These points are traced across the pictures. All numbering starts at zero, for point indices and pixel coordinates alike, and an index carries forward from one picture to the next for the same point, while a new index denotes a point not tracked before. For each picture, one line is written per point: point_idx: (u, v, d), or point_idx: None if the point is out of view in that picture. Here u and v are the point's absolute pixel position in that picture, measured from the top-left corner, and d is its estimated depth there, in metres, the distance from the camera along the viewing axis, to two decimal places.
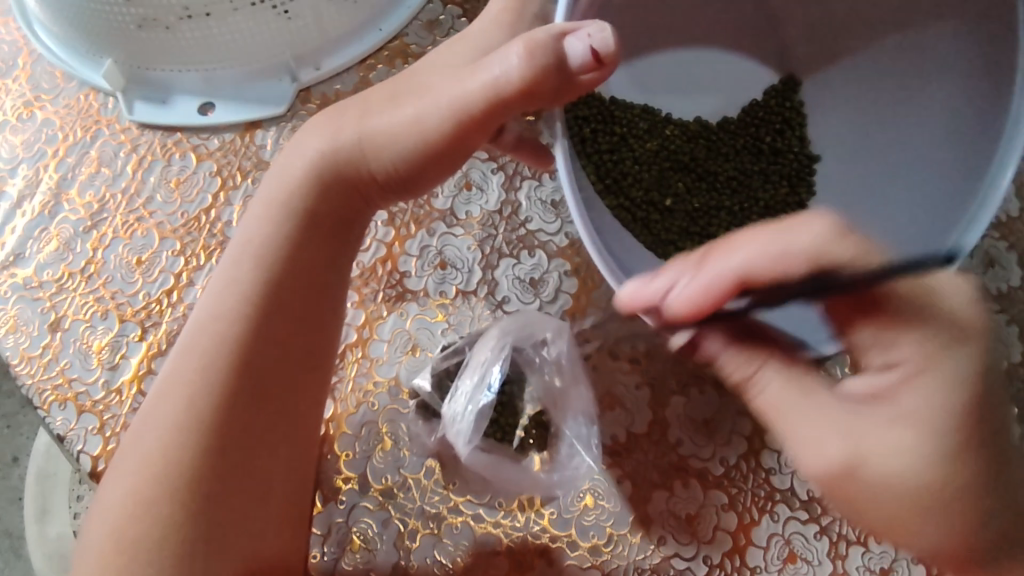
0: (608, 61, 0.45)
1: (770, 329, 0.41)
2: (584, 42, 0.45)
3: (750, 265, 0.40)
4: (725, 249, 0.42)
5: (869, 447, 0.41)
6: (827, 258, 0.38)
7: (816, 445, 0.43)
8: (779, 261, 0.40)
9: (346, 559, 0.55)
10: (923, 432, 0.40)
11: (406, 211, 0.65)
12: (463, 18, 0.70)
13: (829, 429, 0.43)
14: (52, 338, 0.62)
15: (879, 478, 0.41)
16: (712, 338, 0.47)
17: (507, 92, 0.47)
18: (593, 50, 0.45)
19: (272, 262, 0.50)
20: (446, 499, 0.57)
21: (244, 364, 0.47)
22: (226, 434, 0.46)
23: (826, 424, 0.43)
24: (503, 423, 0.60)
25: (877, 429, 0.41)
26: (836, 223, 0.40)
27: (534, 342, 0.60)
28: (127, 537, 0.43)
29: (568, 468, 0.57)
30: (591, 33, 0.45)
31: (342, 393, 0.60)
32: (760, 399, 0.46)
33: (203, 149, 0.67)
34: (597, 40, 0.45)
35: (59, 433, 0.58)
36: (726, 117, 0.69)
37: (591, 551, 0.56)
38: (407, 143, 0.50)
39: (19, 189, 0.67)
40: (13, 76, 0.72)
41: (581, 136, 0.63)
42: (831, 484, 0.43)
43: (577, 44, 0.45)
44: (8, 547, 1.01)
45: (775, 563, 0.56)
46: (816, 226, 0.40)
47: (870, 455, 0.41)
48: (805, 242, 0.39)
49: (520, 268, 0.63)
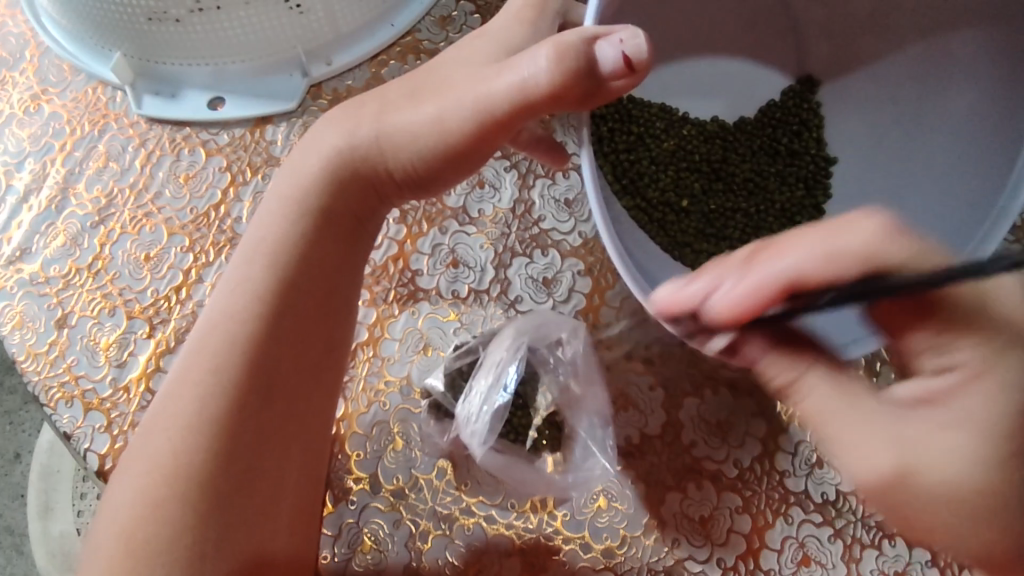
0: (640, 68, 0.43)
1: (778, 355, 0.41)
2: (616, 48, 0.42)
3: (801, 271, 0.35)
4: (775, 250, 0.37)
5: (925, 472, 0.36)
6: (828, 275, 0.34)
7: (863, 452, 0.38)
8: (773, 298, 0.36)
9: (356, 561, 0.55)
10: (982, 438, 0.35)
11: (418, 209, 0.65)
12: (476, 15, 0.70)
13: (878, 436, 0.37)
14: (59, 334, 0.61)
15: (930, 487, 0.36)
16: (752, 343, 0.42)
17: (535, 96, 0.45)
18: (625, 56, 0.42)
19: (285, 261, 0.49)
20: (458, 500, 0.56)
21: (256, 365, 0.47)
22: (239, 434, 0.45)
23: (871, 437, 0.38)
24: (516, 424, 0.59)
25: (937, 433, 0.36)
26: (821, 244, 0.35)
27: (549, 343, 0.59)
28: (136, 540, 0.42)
29: (582, 469, 0.56)
30: (623, 38, 0.42)
31: (353, 393, 0.59)
32: (802, 401, 0.41)
33: (213, 144, 0.66)
34: (629, 46, 0.42)
35: (65, 431, 0.57)
36: (742, 118, 0.68)
37: (604, 552, 0.56)
38: (426, 142, 0.50)
39: (26, 183, 0.66)
40: (21, 69, 0.71)
41: (598, 135, 0.61)
42: (883, 498, 0.38)
43: (608, 49, 0.42)
44: (9, 545, 1.00)
45: (789, 566, 0.56)
46: (805, 243, 0.36)
47: (926, 470, 0.36)
48: (796, 261, 0.36)
49: (532, 267, 0.63)
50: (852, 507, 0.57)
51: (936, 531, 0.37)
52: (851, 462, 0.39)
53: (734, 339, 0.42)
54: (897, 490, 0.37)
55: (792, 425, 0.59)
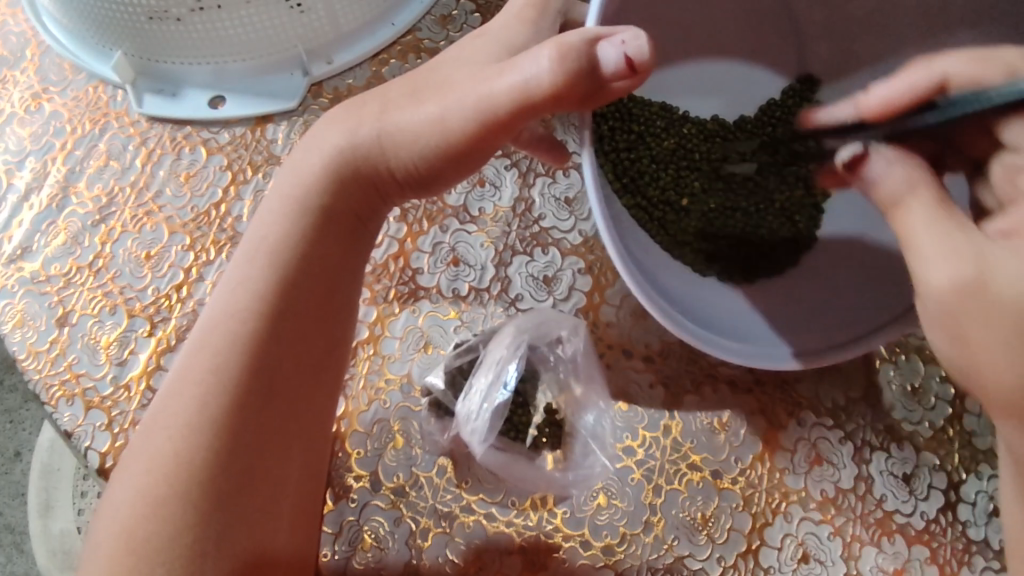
0: (642, 69, 0.43)
1: (903, 166, 0.43)
2: (618, 49, 0.42)
3: (950, 74, 0.47)
4: (925, 67, 0.49)
5: (1001, 279, 0.38)
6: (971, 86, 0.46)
7: (946, 259, 0.39)
8: (920, 95, 0.48)
9: (357, 558, 0.55)
10: None
11: (419, 207, 0.65)
12: (476, 14, 0.70)
13: (963, 253, 0.39)
14: (60, 332, 0.61)
15: (997, 293, 0.37)
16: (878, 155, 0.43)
17: (536, 96, 0.45)
18: (627, 57, 0.42)
19: (285, 260, 0.49)
20: (458, 498, 0.57)
21: (257, 364, 0.47)
22: (240, 433, 0.45)
23: (953, 249, 0.39)
24: (517, 422, 0.58)
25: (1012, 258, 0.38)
26: (974, 54, 0.47)
27: (549, 341, 0.59)
28: (136, 539, 0.42)
29: (582, 466, 0.57)
30: (625, 39, 0.43)
31: (353, 391, 0.60)
32: (902, 218, 0.42)
33: (214, 143, 0.66)
34: (632, 47, 0.42)
35: (66, 429, 0.57)
36: (743, 116, 0.67)
37: (604, 550, 0.56)
38: (427, 141, 0.50)
39: (27, 181, 0.66)
40: (21, 68, 0.71)
41: (599, 134, 0.61)
42: (943, 316, 0.39)
43: (610, 50, 0.42)
44: (10, 543, 1.00)
45: (789, 564, 0.56)
46: (952, 61, 0.47)
47: (1004, 275, 0.38)
48: (946, 68, 0.47)
49: (533, 265, 0.63)
50: (851, 505, 0.58)
51: (975, 360, 0.39)
52: (926, 279, 0.40)
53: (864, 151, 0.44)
54: (971, 295, 0.38)
55: (790, 423, 0.59)
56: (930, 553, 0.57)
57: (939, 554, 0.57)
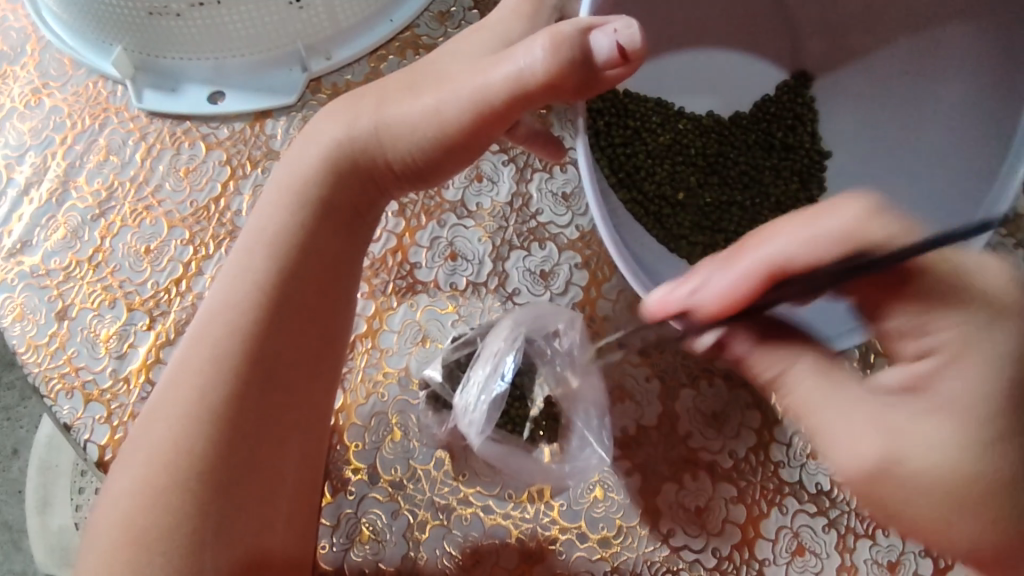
0: (634, 57, 0.44)
1: (773, 348, 0.44)
2: (610, 38, 0.44)
3: (785, 256, 0.40)
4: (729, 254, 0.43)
5: (908, 461, 0.38)
6: (809, 264, 0.39)
7: (851, 440, 0.40)
8: (756, 280, 0.41)
9: (355, 550, 0.55)
10: (955, 417, 0.38)
11: (416, 202, 0.65)
12: (474, 10, 0.70)
13: (862, 428, 0.40)
14: (59, 326, 0.61)
15: (910, 467, 0.38)
16: (739, 337, 0.45)
17: (531, 85, 0.47)
18: (619, 46, 0.44)
19: (285, 250, 0.50)
20: (455, 490, 0.57)
21: (256, 353, 0.47)
22: (240, 422, 0.46)
23: (855, 424, 0.40)
24: (513, 414, 0.59)
25: (913, 420, 0.39)
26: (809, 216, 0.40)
27: (546, 333, 0.60)
28: (136, 528, 0.43)
29: (578, 458, 0.56)
30: (617, 28, 0.44)
31: (351, 383, 0.60)
32: (793, 396, 0.43)
33: (213, 138, 0.67)
34: (624, 36, 0.44)
35: (66, 421, 0.58)
36: (737, 113, 0.69)
37: (600, 542, 0.56)
38: (424, 133, 0.50)
39: (27, 176, 0.67)
40: (21, 64, 0.71)
41: (595, 129, 0.63)
42: (859, 487, 0.40)
43: (602, 39, 0.44)
44: (7, 540, 1.00)
45: (784, 556, 0.56)
46: (784, 237, 0.40)
47: (910, 458, 0.38)
48: (776, 249, 0.40)
49: (530, 260, 0.63)
50: (846, 497, 0.58)
51: (922, 522, 0.39)
52: (830, 452, 0.41)
53: (722, 337, 0.46)
54: (881, 482, 0.39)
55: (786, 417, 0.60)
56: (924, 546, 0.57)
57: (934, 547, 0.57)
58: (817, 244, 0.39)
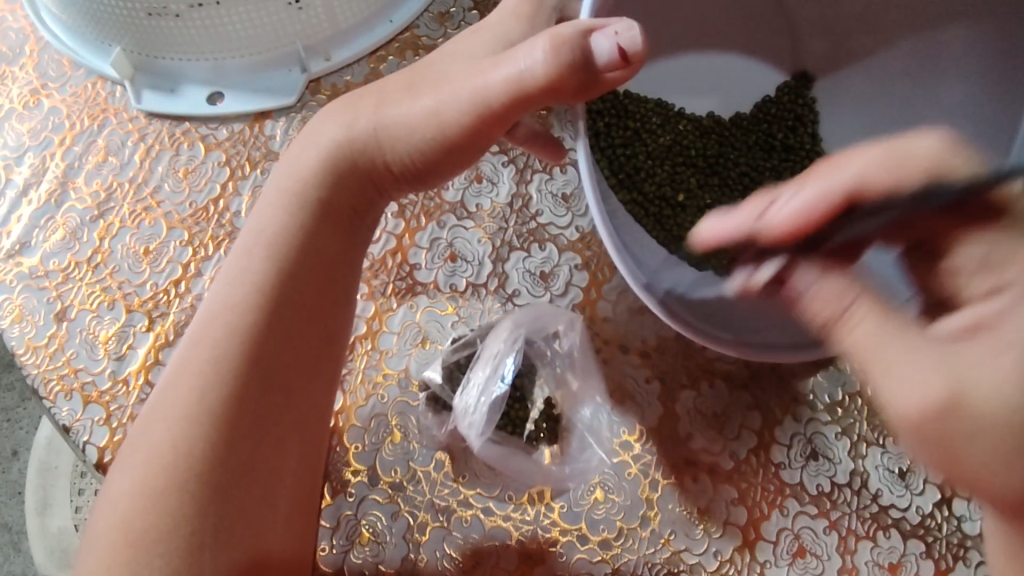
0: (635, 59, 0.44)
1: (836, 277, 0.39)
2: (610, 40, 0.43)
3: (864, 175, 0.38)
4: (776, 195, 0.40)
5: (977, 397, 0.34)
6: (888, 187, 0.37)
7: (913, 383, 0.35)
8: (836, 194, 0.38)
9: (354, 552, 0.55)
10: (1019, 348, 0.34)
11: (416, 203, 0.65)
12: (473, 11, 0.70)
13: (928, 364, 0.35)
14: (58, 327, 0.61)
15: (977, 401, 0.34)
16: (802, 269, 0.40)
17: (531, 87, 0.46)
18: (620, 48, 0.43)
19: (284, 251, 0.49)
20: (455, 492, 0.57)
21: (255, 356, 0.47)
22: (239, 424, 0.45)
23: (920, 363, 0.35)
24: (514, 416, 0.59)
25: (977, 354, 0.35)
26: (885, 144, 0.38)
27: (546, 335, 0.60)
28: (134, 531, 0.43)
29: (579, 459, 0.57)
30: (618, 29, 0.43)
31: (351, 385, 0.60)
32: (853, 337, 0.37)
33: (212, 139, 0.67)
34: (625, 38, 0.43)
35: (65, 423, 0.57)
36: (739, 113, 0.69)
37: (600, 544, 0.56)
38: (422, 134, 0.50)
39: (25, 177, 0.67)
40: (20, 64, 0.71)
41: (596, 130, 0.63)
42: (923, 438, 0.35)
43: (603, 42, 0.43)
44: (7, 542, 1.00)
45: (785, 558, 0.56)
46: (864, 156, 0.38)
47: (977, 394, 0.34)
48: (855, 171, 0.38)
49: (530, 261, 0.63)
50: (847, 499, 0.58)
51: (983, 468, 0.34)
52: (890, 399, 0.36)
53: (784, 270, 0.40)
54: (946, 420, 0.34)
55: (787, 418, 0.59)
56: (925, 548, 0.57)
57: (935, 550, 0.56)
58: (905, 162, 0.37)
